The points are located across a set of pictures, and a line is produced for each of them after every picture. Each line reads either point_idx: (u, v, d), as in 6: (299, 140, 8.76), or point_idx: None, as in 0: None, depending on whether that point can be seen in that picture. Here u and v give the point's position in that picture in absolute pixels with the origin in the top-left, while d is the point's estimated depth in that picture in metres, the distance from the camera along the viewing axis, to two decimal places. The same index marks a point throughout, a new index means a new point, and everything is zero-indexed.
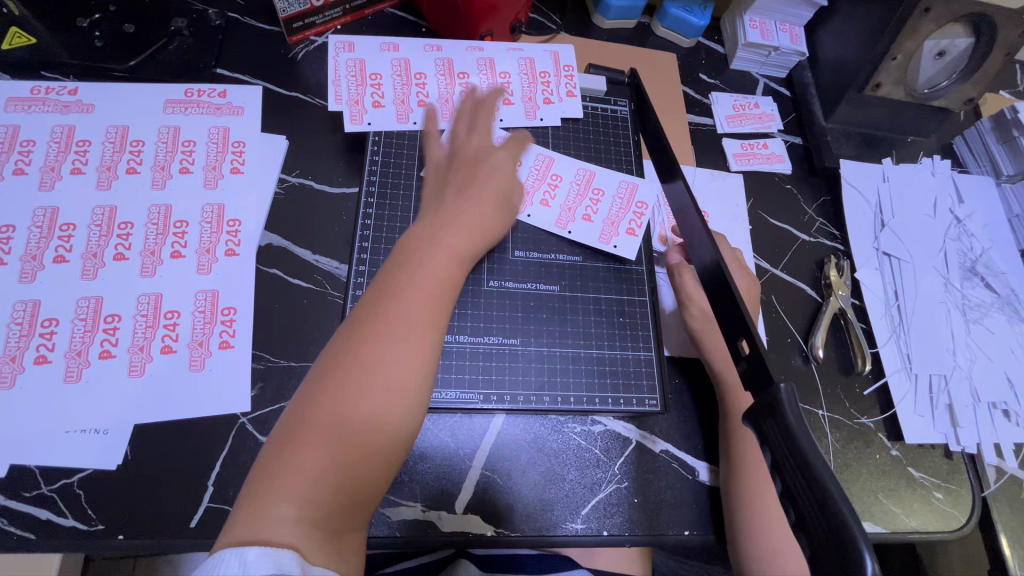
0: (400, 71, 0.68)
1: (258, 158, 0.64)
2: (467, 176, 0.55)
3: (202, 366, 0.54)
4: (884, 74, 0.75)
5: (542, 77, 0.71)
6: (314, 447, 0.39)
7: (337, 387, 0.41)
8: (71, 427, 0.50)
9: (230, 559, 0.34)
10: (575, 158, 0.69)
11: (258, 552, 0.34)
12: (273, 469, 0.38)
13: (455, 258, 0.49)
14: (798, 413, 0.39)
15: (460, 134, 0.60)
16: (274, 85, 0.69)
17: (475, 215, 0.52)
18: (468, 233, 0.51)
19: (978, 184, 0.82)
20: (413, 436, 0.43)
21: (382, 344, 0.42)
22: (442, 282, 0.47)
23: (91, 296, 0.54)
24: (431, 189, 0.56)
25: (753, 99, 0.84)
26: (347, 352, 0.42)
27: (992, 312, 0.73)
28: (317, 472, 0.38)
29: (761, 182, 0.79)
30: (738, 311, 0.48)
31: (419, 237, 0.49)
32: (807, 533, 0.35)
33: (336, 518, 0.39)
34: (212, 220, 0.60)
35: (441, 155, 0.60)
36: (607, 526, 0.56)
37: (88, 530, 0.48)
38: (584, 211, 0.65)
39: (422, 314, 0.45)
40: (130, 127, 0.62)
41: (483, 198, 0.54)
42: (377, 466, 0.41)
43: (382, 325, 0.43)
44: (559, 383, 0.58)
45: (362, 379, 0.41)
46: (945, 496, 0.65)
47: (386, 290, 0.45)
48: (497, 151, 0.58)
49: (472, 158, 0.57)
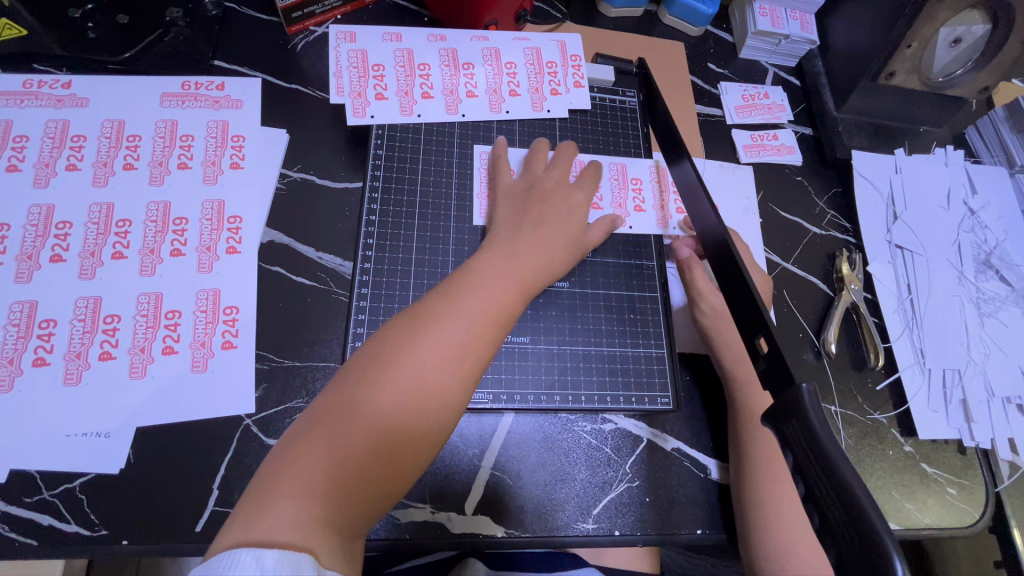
0: (402, 62, 0.66)
1: (259, 152, 0.62)
2: (542, 214, 0.57)
3: (205, 367, 0.53)
4: (898, 62, 0.73)
5: (549, 68, 0.70)
6: (338, 433, 0.39)
7: (378, 379, 0.41)
8: (72, 431, 0.49)
9: (244, 558, 0.31)
10: (584, 150, 0.68)
11: (276, 555, 0.31)
12: (298, 452, 0.38)
13: (517, 286, 0.50)
14: (820, 412, 0.38)
15: (536, 169, 0.61)
16: (274, 77, 0.67)
17: (544, 253, 0.54)
18: (532, 268, 0.53)
19: (991, 175, 0.80)
20: (440, 443, 0.43)
21: (429, 349, 0.43)
22: (497, 303, 0.48)
23: (89, 296, 0.53)
24: (505, 216, 0.57)
25: (763, 88, 0.83)
26: (390, 351, 0.43)
27: (1006, 305, 0.72)
28: (333, 462, 0.38)
29: (772, 174, 0.78)
30: (756, 309, 0.46)
31: (483, 262, 0.51)
32: (832, 537, 0.34)
33: (348, 520, 0.37)
34: (213, 217, 0.58)
35: (515, 183, 0.60)
36: (619, 525, 0.55)
37: (92, 535, 0.47)
38: (634, 204, 0.67)
39: (474, 331, 0.46)
40: (126, 122, 0.60)
41: (553, 238, 0.55)
42: (403, 465, 0.40)
43: (432, 329, 0.44)
44: (570, 382, 0.57)
45: (398, 376, 0.42)
46: (958, 492, 0.64)
47: (443, 299, 0.47)
48: (577, 193, 0.60)
49: (554, 195, 0.59)
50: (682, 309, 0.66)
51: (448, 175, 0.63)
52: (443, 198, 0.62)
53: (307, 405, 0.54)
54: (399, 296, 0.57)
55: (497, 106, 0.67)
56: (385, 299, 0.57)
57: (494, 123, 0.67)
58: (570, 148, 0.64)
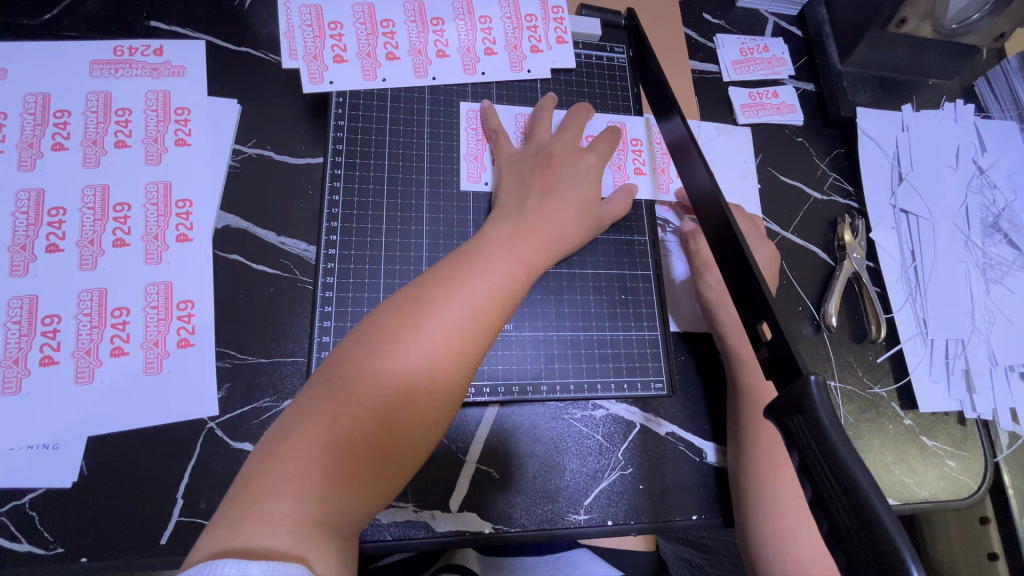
0: (363, 19, 0.59)
1: (207, 126, 0.56)
2: (549, 183, 0.53)
3: (161, 368, 0.48)
4: (912, 7, 0.66)
5: (527, 23, 0.63)
6: (324, 423, 0.35)
7: (374, 365, 0.38)
8: (16, 444, 0.45)
9: (227, 566, 0.28)
10: (596, 115, 0.63)
11: (262, 565, 0.28)
12: (289, 444, 0.34)
13: (525, 266, 0.47)
14: (829, 406, 0.34)
15: (542, 134, 0.57)
16: (219, 38, 0.60)
17: (553, 227, 0.50)
18: (540, 246, 0.49)
19: (1002, 131, 0.75)
20: (440, 434, 0.40)
21: (432, 334, 0.39)
22: (505, 285, 0.44)
23: (24, 296, 0.48)
24: (510, 190, 0.53)
25: (762, 41, 0.76)
26: (382, 333, 0.39)
27: (1013, 270, 0.69)
28: (320, 453, 0.34)
29: (772, 136, 0.72)
30: (758, 290, 0.42)
31: (491, 240, 0.47)
32: (842, 545, 0.31)
33: (343, 518, 0.34)
34: (159, 201, 0.52)
35: (520, 152, 0.56)
36: (611, 515, 0.53)
37: (47, 553, 0.43)
38: (633, 166, 0.62)
39: (478, 314, 0.42)
40: (53, 95, 0.54)
41: (566, 208, 0.52)
42: (401, 458, 0.37)
43: (432, 311, 0.40)
44: (557, 371, 0.54)
45: (390, 361, 0.38)
46: (958, 464, 0.63)
47: (444, 277, 0.43)
48: (589, 156, 0.56)
49: (565, 161, 0.54)
50: (676, 284, 0.62)
51: (419, 147, 0.57)
52: (414, 174, 0.56)
53: (275, 404, 0.50)
54: (368, 286, 0.52)
55: (471, 67, 0.60)
56: (353, 289, 0.52)
57: (469, 86, 0.60)
58: (583, 111, 0.59)
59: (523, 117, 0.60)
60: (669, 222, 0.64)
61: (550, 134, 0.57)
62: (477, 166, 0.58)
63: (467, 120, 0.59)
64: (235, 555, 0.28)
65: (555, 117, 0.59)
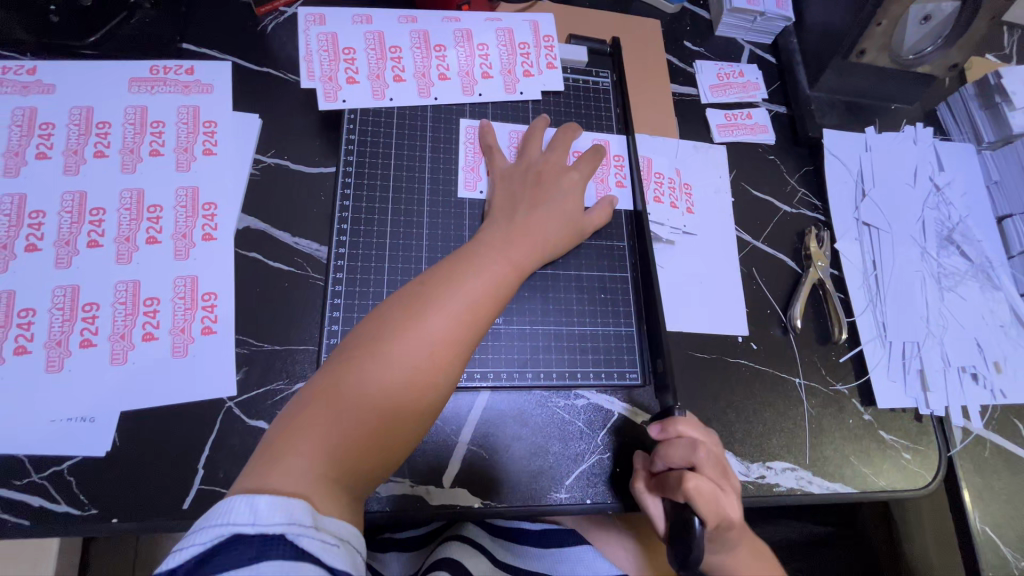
0: (374, 45, 0.65)
1: (231, 138, 0.62)
2: (538, 196, 0.59)
3: (186, 352, 0.54)
4: (869, 40, 0.73)
5: (521, 50, 0.69)
6: (339, 398, 0.41)
7: (383, 348, 0.43)
8: (57, 416, 0.50)
9: (239, 503, 0.33)
10: (583, 134, 0.69)
11: (269, 502, 0.34)
12: (308, 413, 0.40)
13: (515, 268, 0.53)
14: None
15: (533, 150, 0.63)
16: (245, 59, 0.66)
17: (541, 234, 0.57)
18: (528, 248, 0.55)
19: (959, 152, 0.82)
20: (438, 411, 0.46)
21: (433, 325, 0.45)
22: (498, 285, 0.50)
23: (67, 285, 0.54)
24: (502, 201, 0.59)
25: (738, 67, 0.83)
26: (391, 322, 0.45)
27: (966, 280, 0.75)
28: (334, 423, 0.40)
29: (744, 152, 0.79)
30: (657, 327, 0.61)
31: (488, 244, 0.53)
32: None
33: (351, 480, 0.39)
34: (187, 204, 0.59)
35: (513, 167, 0.62)
36: (590, 494, 0.58)
37: (82, 514, 0.49)
38: (614, 179, 0.68)
39: (474, 309, 0.48)
40: (95, 109, 0.60)
41: (553, 218, 0.58)
42: (404, 430, 0.43)
43: (434, 305, 0.46)
44: (542, 361, 0.60)
45: (396, 346, 0.44)
46: (913, 457, 0.68)
47: (446, 276, 0.49)
48: (572, 173, 0.62)
49: (549, 176, 0.61)
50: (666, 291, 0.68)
51: (422, 159, 0.64)
52: (417, 184, 0.63)
53: (287, 387, 0.56)
54: (374, 282, 0.58)
55: (469, 89, 0.67)
56: (361, 285, 0.58)
57: (467, 105, 0.67)
58: (569, 131, 0.65)
59: (517, 133, 0.67)
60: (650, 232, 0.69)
61: (539, 150, 0.64)
62: (472, 175, 0.64)
63: (464, 136, 0.65)
64: (249, 493, 0.34)
65: (548, 134, 0.66)
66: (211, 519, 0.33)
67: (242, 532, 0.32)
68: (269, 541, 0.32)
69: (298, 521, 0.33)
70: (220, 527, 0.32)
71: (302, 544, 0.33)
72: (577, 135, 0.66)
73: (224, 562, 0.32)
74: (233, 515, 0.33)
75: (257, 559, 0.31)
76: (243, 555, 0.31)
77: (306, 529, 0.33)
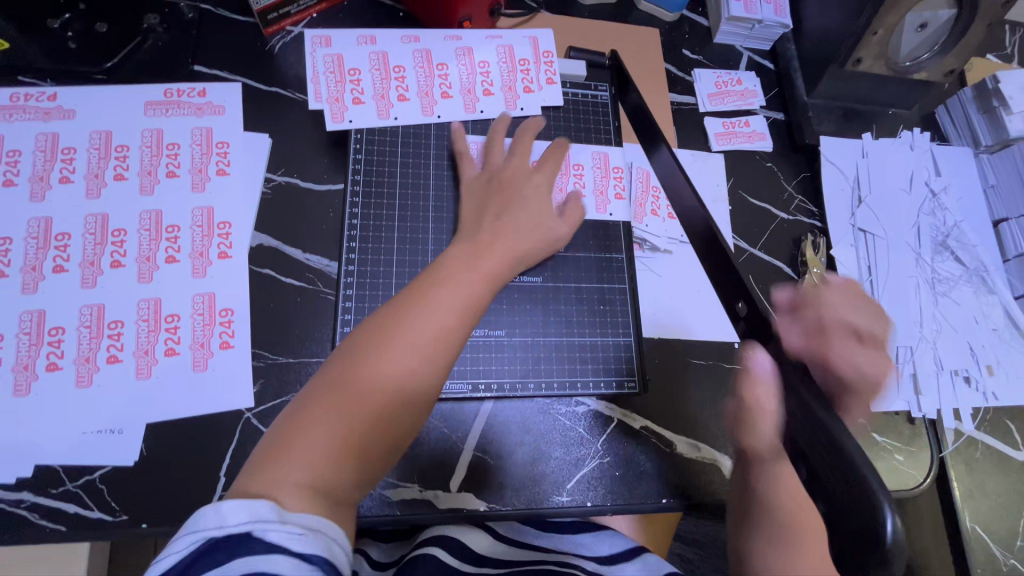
0: (378, 65, 0.67)
1: (244, 157, 0.65)
2: (502, 202, 0.60)
3: (205, 366, 0.57)
4: (865, 49, 0.74)
5: (521, 66, 0.71)
6: (327, 408, 0.44)
7: (367, 360, 0.46)
8: (88, 428, 0.53)
9: (210, 514, 0.37)
10: (577, 145, 0.71)
11: (235, 506, 0.37)
12: (298, 425, 0.43)
13: (491, 275, 0.55)
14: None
15: (495, 157, 0.65)
16: (254, 80, 0.68)
17: (509, 240, 0.58)
18: (505, 257, 0.57)
19: (956, 156, 0.83)
20: (423, 415, 0.48)
21: (412, 336, 0.48)
22: (476, 294, 0.53)
23: (93, 304, 0.57)
24: (471, 208, 0.61)
25: (736, 74, 0.84)
26: (373, 335, 0.48)
27: (960, 285, 0.76)
28: (324, 431, 0.43)
29: (743, 160, 0.80)
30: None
31: (464, 255, 0.55)
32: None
33: (343, 484, 0.42)
34: (203, 223, 0.61)
35: (477, 176, 0.64)
36: (590, 497, 0.60)
37: (114, 520, 0.52)
38: (614, 191, 0.70)
39: (452, 317, 0.50)
40: (114, 132, 0.63)
41: (520, 223, 0.59)
42: (392, 435, 0.46)
43: (413, 315, 0.49)
44: (542, 371, 0.63)
45: (379, 357, 0.46)
46: (905, 458, 0.70)
47: (425, 288, 0.51)
48: (535, 177, 0.63)
49: (513, 184, 0.62)
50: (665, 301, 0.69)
51: (426, 177, 0.66)
52: (421, 200, 0.65)
53: None
54: (381, 297, 0.61)
55: (471, 106, 0.69)
56: (369, 300, 0.61)
57: (470, 122, 0.69)
58: (530, 133, 0.66)
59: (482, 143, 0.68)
60: (646, 241, 0.71)
61: (502, 156, 0.65)
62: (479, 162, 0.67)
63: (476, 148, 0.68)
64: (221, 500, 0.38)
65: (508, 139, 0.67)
66: (188, 528, 0.37)
67: (214, 536, 0.36)
68: (239, 539, 0.36)
69: (262, 517, 0.36)
70: (192, 534, 0.36)
71: (268, 537, 0.36)
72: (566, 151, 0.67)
73: (202, 564, 0.35)
74: (205, 525, 0.36)
75: (228, 559, 0.35)
76: (219, 555, 0.35)
77: (272, 524, 0.36)
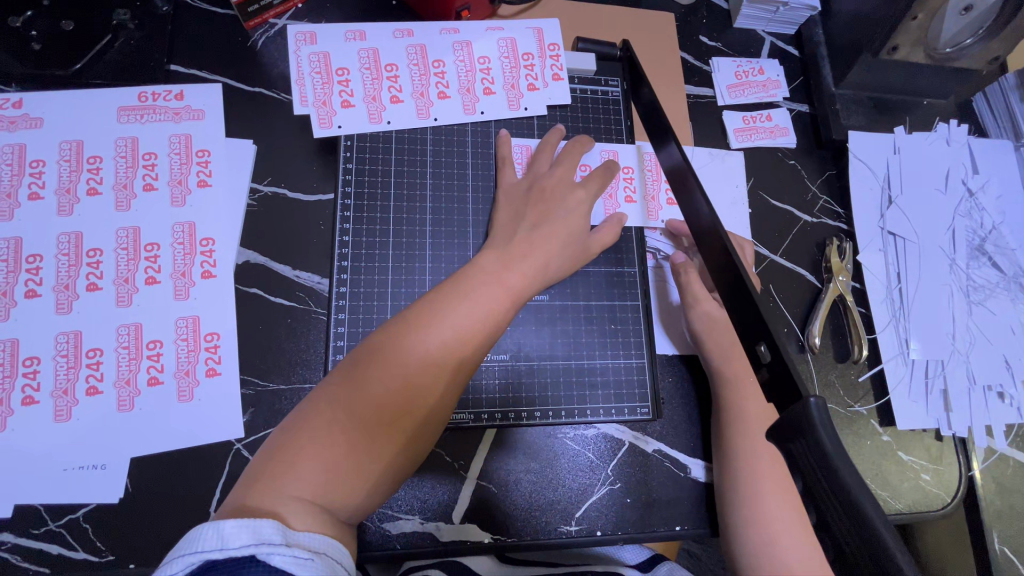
0: (368, 64, 0.62)
1: (226, 166, 0.60)
2: (540, 215, 0.56)
3: (191, 396, 0.54)
4: (902, 35, 0.67)
5: (525, 61, 0.65)
6: (335, 417, 0.41)
7: (381, 370, 0.44)
8: (69, 465, 0.51)
9: (207, 533, 0.33)
10: (624, 145, 0.67)
11: (236, 522, 0.33)
12: (295, 441, 0.40)
13: (512, 292, 0.51)
14: (831, 429, 0.34)
15: (541, 166, 0.60)
16: (234, 80, 0.63)
17: (540, 257, 0.54)
18: (526, 273, 0.52)
19: (995, 151, 0.77)
20: (432, 435, 0.46)
21: (416, 354, 0.45)
22: (498, 309, 0.49)
23: (69, 331, 0.53)
24: (505, 219, 0.57)
25: (758, 63, 0.78)
26: (388, 344, 0.45)
27: (996, 293, 0.71)
28: (332, 442, 0.40)
29: (764, 159, 0.75)
30: (754, 310, 0.42)
31: (487, 266, 0.51)
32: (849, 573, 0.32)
33: (345, 504, 0.39)
34: (184, 241, 0.57)
35: (517, 184, 0.59)
36: (599, 525, 0.57)
37: (101, 560, 0.50)
38: (666, 197, 0.67)
39: (472, 332, 0.47)
40: (85, 142, 0.58)
41: (554, 239, 0.55)
42: (401, 453, 0.43)
43: (432, 327, 0.46)
44: (549, 397, 0.59)
45: (393, 368, 0.44)
46: (933, 478, 0.66)
47: (445, 295, 0.48)
48: (579, 191, 0.58)
49: (553, 195, 0.58)
50: (680, 319, 0.65)
51: (422, 187, 0.61)
52: (418, 213, 0.60)
53: None
54: (376, 317, 0.57)
55: (470, 107, 0.63)
56: (363, 323, 0.57)
57: (469, 125, 0.63)
58: (580, 144, 0.62)
59: (527, 149, 0.64)
60: (661, 250, 0.67)
61: (548, 164, 0.61)
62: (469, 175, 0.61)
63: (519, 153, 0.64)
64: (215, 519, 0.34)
65: (562, 145, 0.63)
66: (181, 549, 0.33)
67: (210, 558, 0.32)
68: (241, 562, 0.32)
69: (267, 539, 0.33)
70: (189, 555, 0.32)
71: (274, 562, 0.32)
72: (587, 148, 0.62)
73: None
74: (201, 546, 0.32)
75: None
76: None
77: (278, 547, 0.33)
